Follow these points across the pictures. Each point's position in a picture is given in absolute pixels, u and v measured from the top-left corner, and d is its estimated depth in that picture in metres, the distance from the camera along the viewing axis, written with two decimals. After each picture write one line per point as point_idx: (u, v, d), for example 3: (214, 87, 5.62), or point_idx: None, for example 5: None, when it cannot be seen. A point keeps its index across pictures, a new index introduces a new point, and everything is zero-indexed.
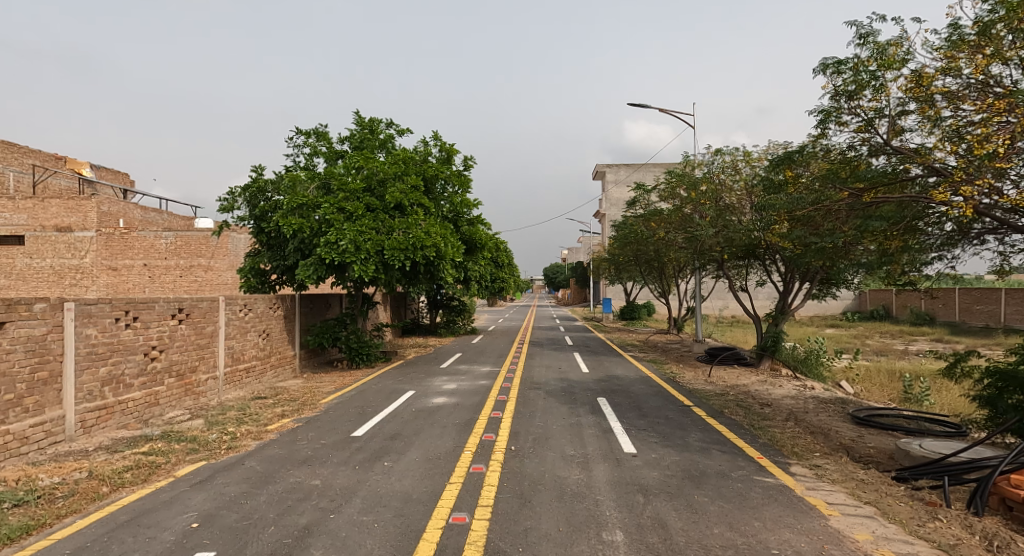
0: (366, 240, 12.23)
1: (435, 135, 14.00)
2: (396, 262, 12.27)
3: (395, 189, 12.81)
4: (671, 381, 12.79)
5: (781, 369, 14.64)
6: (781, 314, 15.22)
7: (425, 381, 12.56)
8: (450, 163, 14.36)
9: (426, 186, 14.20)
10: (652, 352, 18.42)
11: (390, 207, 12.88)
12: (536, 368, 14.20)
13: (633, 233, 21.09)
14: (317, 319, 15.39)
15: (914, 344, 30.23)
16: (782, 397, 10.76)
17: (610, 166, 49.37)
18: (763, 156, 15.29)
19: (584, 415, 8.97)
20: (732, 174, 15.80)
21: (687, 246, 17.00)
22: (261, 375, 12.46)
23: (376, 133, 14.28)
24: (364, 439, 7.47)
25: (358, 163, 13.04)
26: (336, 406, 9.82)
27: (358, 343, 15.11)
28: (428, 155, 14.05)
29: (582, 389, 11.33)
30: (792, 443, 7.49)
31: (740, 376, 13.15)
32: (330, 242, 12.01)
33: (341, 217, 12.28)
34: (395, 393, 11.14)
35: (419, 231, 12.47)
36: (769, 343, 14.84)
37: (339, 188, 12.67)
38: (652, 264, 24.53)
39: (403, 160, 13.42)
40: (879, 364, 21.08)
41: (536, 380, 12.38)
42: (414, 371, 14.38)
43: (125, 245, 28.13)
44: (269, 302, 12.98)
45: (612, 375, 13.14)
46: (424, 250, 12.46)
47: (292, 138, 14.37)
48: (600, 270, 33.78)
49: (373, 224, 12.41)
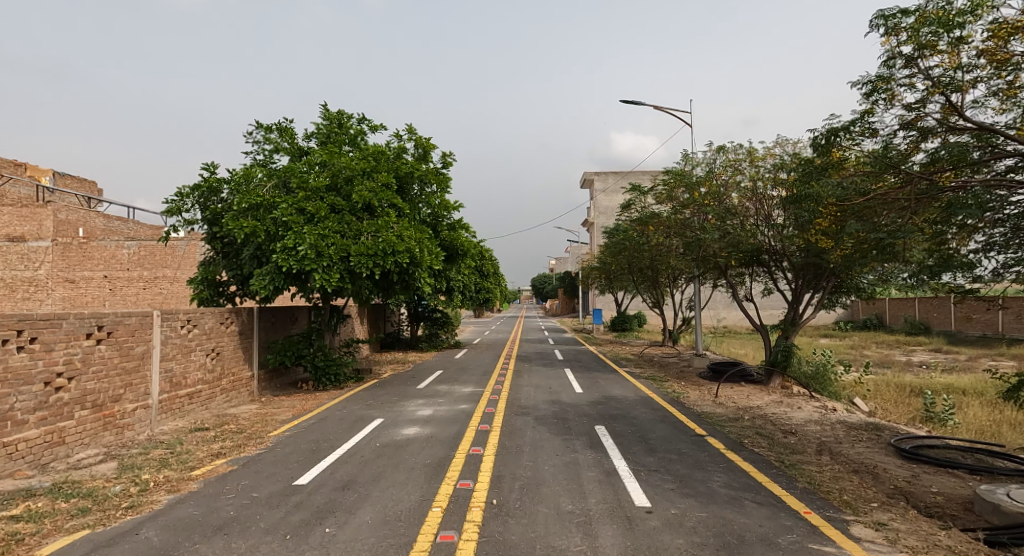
0: (329, 245, 10.72)
1: (409, 129, 12.55)
2: (363, 270, 10.78)
3: (362, 188, 11.33)
4: (676, 402, 11.38)
5: (793, 386, 13.30)
6: (792, 326, 13.92)
7: (398, 406, 11.03)
8: (427, 160, 12.92)
9: (400, 186, 12.75)
10: (649, 368, 17.04)
11: (358, 208, 11.40)
12: (524, 388, 12.74)
13: (628, 239, 19.71)
14: (280, 335, 13.82)
15: (915, 354, 29.16)
16: (805, 423, 9.35)
17: (598, 173, 48.24)
18: (770, 153, 13.99)
19: (582, 451, 7.51)
20: (736, 173, 14.52)
21: (688, 251, 15.68)
22: (208, 401, 10.86)
23: (345, 127, 12.76)
24: (307, 491, 5.94)
25: (322, 159, 11.55)
26: (287, 441, 8.27)
27: (324, 362, 13.57)
28: (401, 152, 12.60)
29: (577, 415, 9.88)
30: (838, 489, 6.07)
31: (751, 397, 11.79)
32: (287, 248, 10.52)
33: (301, 219, 10.80)
34: (360, 422, 9.60)
35: (390, 234, 11.00)
36: (779, 358, 13.56)
37: (300, 187, 11.20)
38: (646, 273, 23.28)
39: (373, 156, 11.99)
40: (886, 376, 19.90)
41: (524, 404, 10.91)
42: (387, 392, 12.83)
43: (84, 255, 26.45)
44: (220, 316, 11.43)
45: (609, 396, 11.71)
46: (396, 256, 10.99)
47: (251, 132, 12.82)
48: (590, 280, 32.50)
49: (338, 227, 10.93)
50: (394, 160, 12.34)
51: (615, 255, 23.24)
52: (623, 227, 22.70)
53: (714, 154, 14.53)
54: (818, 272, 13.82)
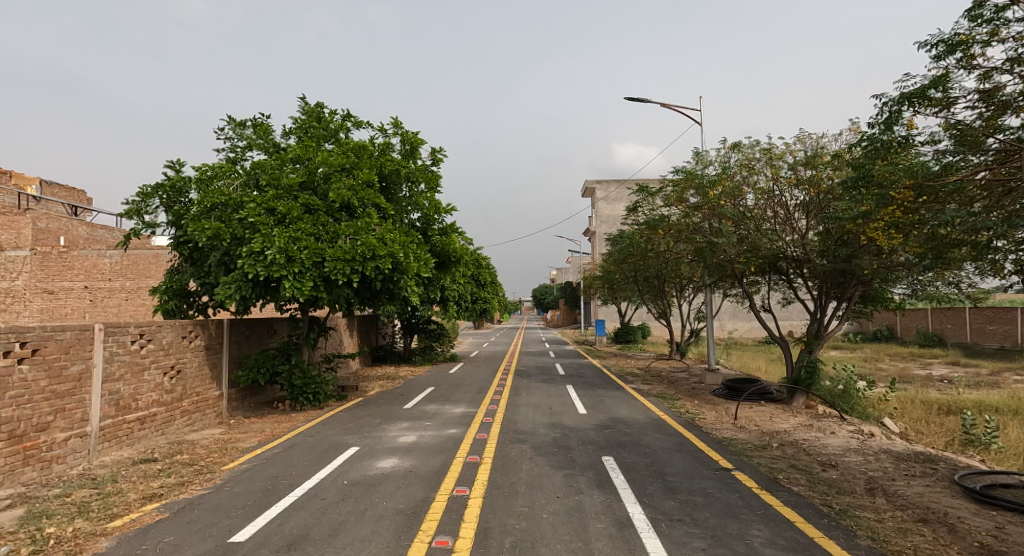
0: (301, 249, 9.56)
1: (395, 122, 11.43)
2: (340, 277, 9.58)
3: (341, 186, 10.19)
4: (692, 426, 10.13)
5: (818, 406, 12.06)
6: (816, 339, 12.71)
7: (379, 431, 9.79)
8: (414, 157, 11.76)
9: (384, 184, 11.61)
10: (657, 384, 15.76)
11: (335, 207, 10.25)
12: (522, 410, 11.50)
13: (634, 245, 18.48)
14: (254, 349, 12.59)
15: (933, 368, 27.83)
16: (845, 453, 8.10)
17: (600, 181, 47.11)
18: (791, 150, 12.69)
19: (588, 493, 6.27)
20: (753, 172, 13.30)
21: (701, 258, 14.48)
22: (164, 426, 9.61)
23: (325, 122, 11.63)
24: (242, 553, 4.71)
25: (297, 153, 10.43)
26: (240, 477, 7.04)
27: (302, 379, 12.33)
28: (386, 148, 11.47)
29: (581, 443, 8.62)
30: (911, 548, 4.84)
31: (775, 420, 10.55)
32: (254, 252, 9.37)
33: (272, 221, 9.65)
34: (332, 452, 8.35)
35: (370, 237, 9.83)
36: (804, 375, 12.38)
37: (272, 185, 10.07)
38: (651, 282, 22.07)
39: (353, 150, 10.86)
40: (910, 392, 18.59)
41: (521, 428, 9.66)
42: (370, 413, 11.59)
43: (63, 265, 25.29)
44: (180, 330, 10.22)
45: (616, 419, 10.45)
46: (377, 261, 9.82)
47: (222, 128, 11.69)
48: (592, 290, 31.30)
49: (312, 229, 9.76)
50: (376, 156, 11.20)
51: (620, 263, 22.01)
52: (627, 233, 21.48)
53: (728, 152, 13.27)
54: (844, 280, 12.65)
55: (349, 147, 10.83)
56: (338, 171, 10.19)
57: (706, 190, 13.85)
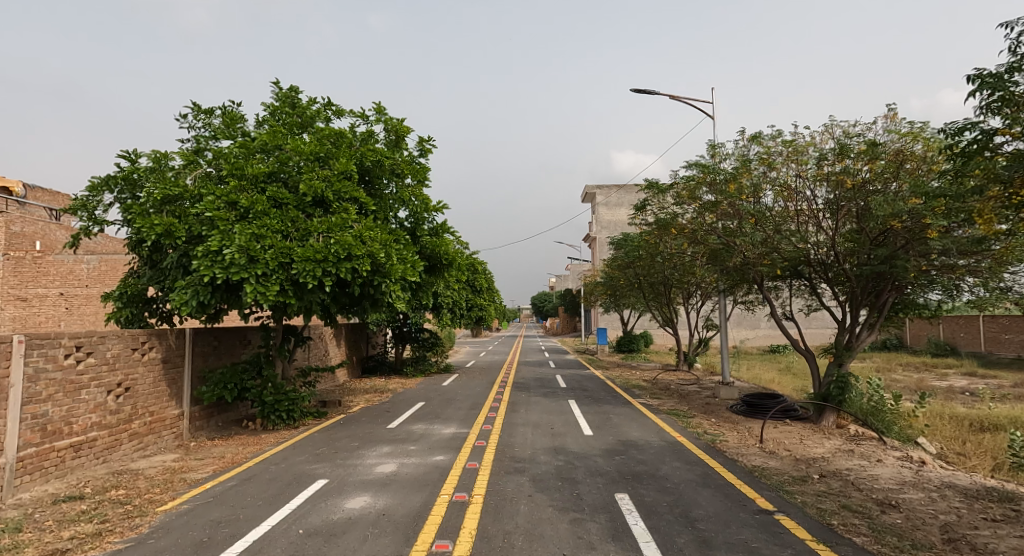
0: (265, 247, 8.30)
1: (377, 107, 10.20)
2: (310, 280, 8.32)
3: (313, 176, 8.95)
4: (714, 452, 8.85)
5: (850, 425, 10.79)
6: (846, 351, 11.44)
7: (355, 458, 8.49)
8: (400, 147, 10.53)
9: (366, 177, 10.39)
10: (668, 399, 14.48)
11: (307, 200, 9.01)
12: (520, 431, 10.21)
13: (641, 248, 17.25)
14: (222, 362, 11.28)
15: (951, 379, 26.54)
16: (903, 489, 6.84)
17: (600, 186, 46.13)
18: (813, 145, 11.34)
19: (602, 548, 5.00)
20: (775, 167, 12.07)
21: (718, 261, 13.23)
22: (107, 453, 8.32)
23: (300, 108, 10.39)
24: None
25: (265, 139, 9.20)
26: (174, 524, 5.77)
27: (274, 396, 11.03)
28: (368, 137, 10.24)
29: (588, 474, 7.35)
30: None
31: (808, 444, 9.27)
32: (211, 251, 8.11)
33: (233, 215, 8.41)
34: (294, 488, 7.06)
35: (345, 235, 8.59)
36: (834, 392, 11.05)
37: (235, 175, 8.82)
38: (657, 288, 20.84)
39: (330, 137, 9.62)
40: (936, 406, 17.31)
41: (519, 455, 8.38)
42: (349, 435, 10.28)
43: (37, 271, 23.84)
44: (129, 342, 8.94)
45: (628, 443, 9.17)
46: (354, 261, 8.59)
47: (185, 115, 10.44)
48: (594, 297, 30.08)
49: (279, 225, 8.51)
50: (356, 145, 9.96)
51: (624, 268, 20.79)
52: (632, 237, 20.26)
53: (746, 144, 12.03)
54: (878, 286, 11.36)
55: (325, 135, 9.59)
56: (311, 160, 8.97)
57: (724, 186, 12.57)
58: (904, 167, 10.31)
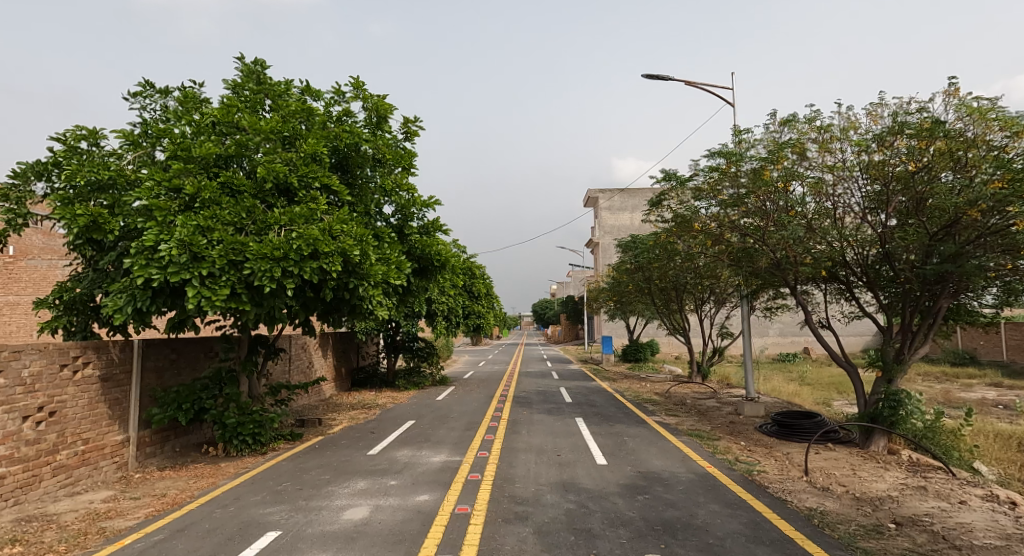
0: (212, 243, 6.82)
1: (355, 81, 8.76)
2: (266, 282, 6.85)
3: (274, 159, 7.50)
4: (756, 488, 7.35)
5: (903, 451, 9.28)
6: (896, 364, 9.93)
7: (321, 498, 7.00)
8: (381, 129, 9.10)
9: (342, 164, 8.99)
10: (687, 417, 12.98)
11: (267, 188, 7.58)
12: (520, 460, 8.73)
13: (655, 249, 15.82)
14: (179, 379, 9.79)
15: (979, 389, 25.03)
16: (1015, 547, 5.33)
17: (603, 190, 44.88)
18: (856, 126, 9.92)
19: None
20: (810, 156, 10.69)
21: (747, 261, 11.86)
22: (21, 493, 6.87)
23: (266, 84, 8.96)
24: None
25: (218, 114, 7.76)
26: None
27: (237, 417, 9.52)
28: (344, 115, 8.80)
29: (607, 525, 5.86)
30: None
31: (866, 478, 7.76)
32: (146, 247, 6.63)
33: (176, 205, 6.96)
34: (236, 544, 5.58)
35: (310, 228, 7.14)
36: (884, 412, 9.56)
37: (181, 157, 7.37)
38: (669, 294, 19.39)
39: (298, 115, 8.18)
40: (977, 422, 15.79)
41: (520, 495, 6.90)
42: (322, 464, 8.78)
43: (7, 276, 20.67)
44: (55, 357, 7.49)
45: (650, 477, 7.66)
46: (320, 260, 7.14)
47: (134, 93, 9.00)
48: (599, 304, 28.63)
49: (231, 216, 7.05)
50: (329, 126, 8.54)
51: (632, 272, 19.28)
52: (641, 238, 18.78)
53: (778, 129, 10.61)
54: (932, 292, 9.84)
55: (292, 112, 8.16)
56: (273, 142, 7.57)
57: (755, 176, 11.07)
58: (963, 154, 8.77)
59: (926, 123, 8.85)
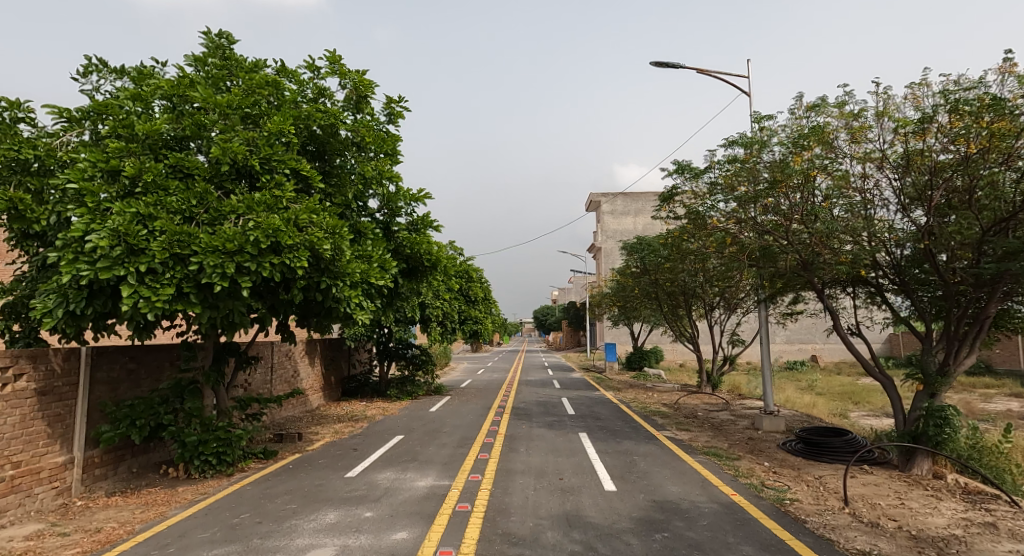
0: (155, 234, 5.79)
1: (331, 55, 7.79)
2: (218, 280, 5.81)
3: (232, 138, 6.49)
4: (793, 522, 6.28)
5: (951, 475, 8.19)
6: (939, 377, 8.84)
7: (282, 535, 5.94)
8: (361, 110, 8.11)
9: (318, 150, 8.03)
10: (700, 433, 11.90)
11: (226, 174, 6.58)
12: (517, 486, 7.66)
13: (667, 249, 14.74)
14: (134, 392, 8.71)
15: (1001, 401, 23.91)
16: None
17: (605, 195, 43.86)
18: (894, 110, 8.91)
19: None
20: (840, 143, 9.66)
21: (769, 262, 10.84)
22: None
23: (232, 58, 7.92)
24: None
25: (172, 89, 6.73)
26: None
27: (199, 435, 8.47)
28: (318, 93, 7.80)
29: None
30: None
31: (919, 511, 6.68)
32: (73, 238, 5.59)
33: (114, 190, 5.93)
34: None
35: (271, 216, 6.13)
36: (928, 431, 8.46)
37: (123, 136, 6.32)
38: (677, 298, 18.32)
39: (267, 91, 7.17)
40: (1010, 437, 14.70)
41: (516, 533, 5.83)
42: (292, 489, 7.72)
43: None
44: None
45: (669, 510, 6.58)
46: (283, 255, 6.15)
47: (83, 68, 7.92)
48: (602, 310, 27.56)
49: (179, 203, 6.02)
50: (302, 105, 7.56)
51: (638, 276, 18.19)
52: (648, 240, 17.68)
53: (805, 114, 9.59)
54: (979, 295, 8.77)
55: (259, 87, 7.16)
56: (234, 120, 6.58)
57: (779, 167, 10.02)
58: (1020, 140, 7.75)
59: (983, 103, 7.87)
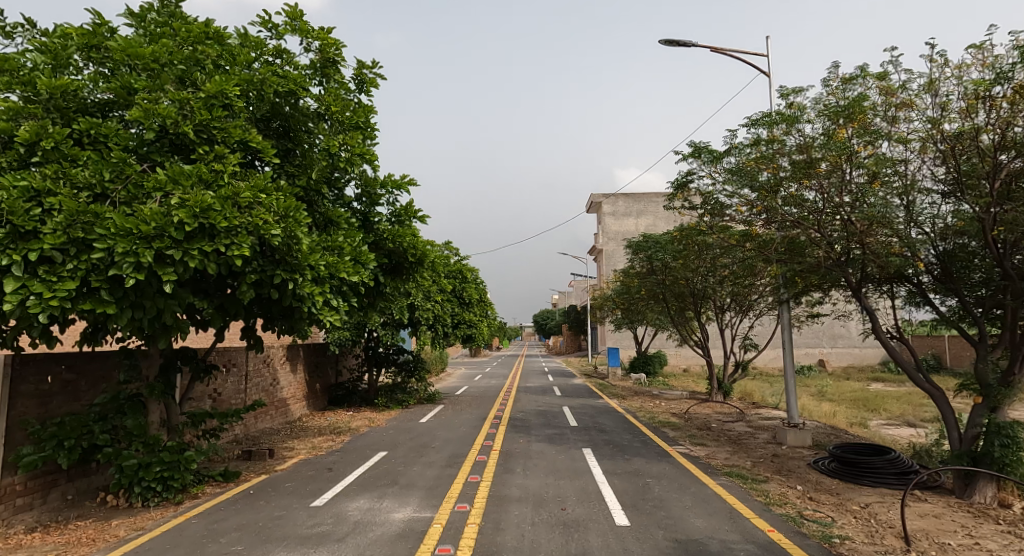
0: (52, 213, 4.62)
1: (291, 9, 6.65)
2: (129, 271, 4.62)
3: (161, 99, 5.31)
4: None
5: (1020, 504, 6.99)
6: (1003, 388, 7.63)
7: None
8: (328, 76, 6.97)
9: (279, 123, 6.88)
10: (717, 448, 10.69)
11: (155, 144, 5.39)
12: (512, 520, 6.42)
13: (680, 242, 13.50)
14: (66, 407, 7.44)
15: None
16: None
17: (607, 196, 42.56)
18: (944, 80, 7.77)
19: None
20: (881, 119, 8.50)
21: (797, 256, 9.66)
22: None
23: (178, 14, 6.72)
24: None
25: (88, 38, 5.56)
26: None
27: (141, 458, 7.23)
28: (277, 53, 6.65)
29: None
30: None
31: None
32: None
33: (5, 160, 4.77)
34: None
35: (202, 192, 4.94)
36: (991, 451, 7.24)
37: (23, 96, 5.12)
38: (686, 300, 17.09)
39: (211, 47, 5.98)
40: None
41: None
42: (244, 524, 6.47)
43: None
44: None
45: None
46: (217, 241, 4.95)
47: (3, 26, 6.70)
48: (605, 313, 26.31)
49: (87, 176, 4.84)
50: (256, 67, 6.38)
51: (643, 276, 16.93)
52: (655, 237, 16.41)
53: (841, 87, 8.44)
54: None
55: (201, 43, 5.98)
56: (164, 79, 5.41)
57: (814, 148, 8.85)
58: None
59: None
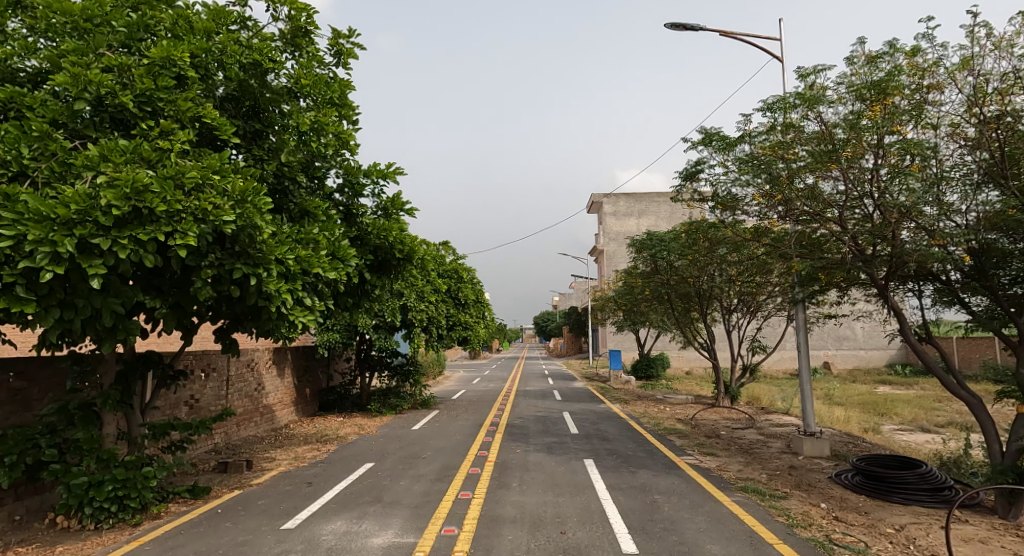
0: None
1: None
2: (45, 262, 3.93)
3: (97, 64, 4.67)
4: None
5: None
6: None
7: None
8: (300, 46, 6.27)
9: (247, 102, 6.17)
10: (729, 458, 9.94)
11: (91, 117, 4.72)
12: (504, 547, 5.68)
13: (687, 238, 12.76)
14: (11, 418, 6.71)
15: None
16: None
17: (608, 195, 41.77)
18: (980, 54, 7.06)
19: None
20: (910, 99, 7.78)
21: (817, 252, 8.94)
22: None
23: None
24: None
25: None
26: None
27: (92, 475, 6.49)
28: (241, 20, 5.95)
29: None
30: None
31: None
32: None
33: None
34: None
35: (138, 171, 4.25)
36: None
37: None
38: (691, 301, 16.35)
39: (162, 12, 5.32)
40: None
41: None
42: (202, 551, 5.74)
43: None
44: None
45: None
46: (156, 228, 4.25)
47: None
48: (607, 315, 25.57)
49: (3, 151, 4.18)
50: (216, 36, 5.69)
51: (647, 276, 16.16)
52: (659, 235, 15.52)
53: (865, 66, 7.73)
54: None
55: (150, 7, 5.32)
56: (100, 43, 4.72)
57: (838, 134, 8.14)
58: None
59: None
